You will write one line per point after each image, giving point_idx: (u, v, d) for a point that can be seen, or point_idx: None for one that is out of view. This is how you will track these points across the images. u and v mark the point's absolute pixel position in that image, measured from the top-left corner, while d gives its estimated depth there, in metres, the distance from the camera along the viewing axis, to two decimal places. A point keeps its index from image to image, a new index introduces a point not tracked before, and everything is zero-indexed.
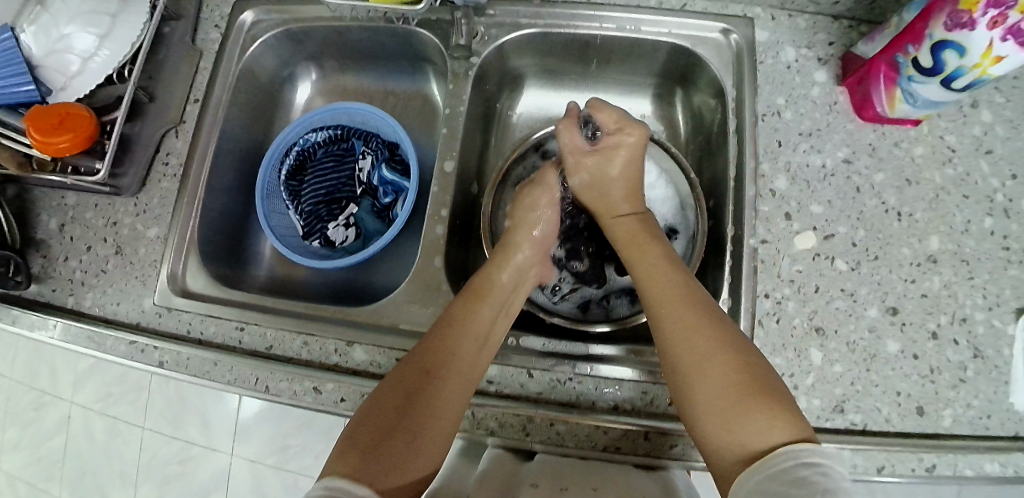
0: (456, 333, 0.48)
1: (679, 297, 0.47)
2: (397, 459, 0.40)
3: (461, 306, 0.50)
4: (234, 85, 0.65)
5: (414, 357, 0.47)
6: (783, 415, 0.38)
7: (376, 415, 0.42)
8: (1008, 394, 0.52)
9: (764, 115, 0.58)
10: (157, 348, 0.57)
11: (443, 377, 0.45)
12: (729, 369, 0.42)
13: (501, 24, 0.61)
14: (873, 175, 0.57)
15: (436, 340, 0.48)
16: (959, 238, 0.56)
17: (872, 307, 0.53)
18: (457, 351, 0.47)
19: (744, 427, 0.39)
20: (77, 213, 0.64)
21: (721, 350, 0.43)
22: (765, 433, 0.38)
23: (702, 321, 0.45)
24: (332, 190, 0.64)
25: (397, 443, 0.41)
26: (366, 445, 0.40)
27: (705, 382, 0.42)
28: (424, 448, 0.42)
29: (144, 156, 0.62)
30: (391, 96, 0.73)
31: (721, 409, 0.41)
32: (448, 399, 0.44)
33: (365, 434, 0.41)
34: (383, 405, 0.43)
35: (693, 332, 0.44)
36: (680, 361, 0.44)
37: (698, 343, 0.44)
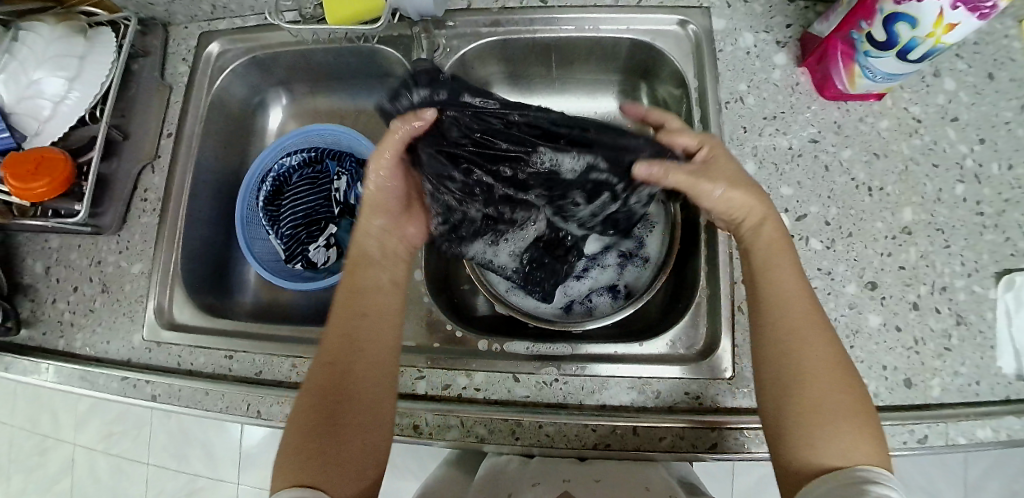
0: (343, 321, 0.48)
1: (807, 304, 0.45)
2: (338, 460, 0.42)
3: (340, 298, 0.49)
4: (206, 116, 0.66)
5: (322, 359, 0.46)
6: (864, 435, 0.39)
7: (302, 433, 0.42)
8: (994, 359, 0.52)
9: (727, 102, 0.58)
10: (149, 382, 0.57)
11: (354, 367, 0.45)
12: (848, 389, 0.41)
13: (462, 34, 0.62)
14: (841, 152, 0.57)
15: (334, 334, 0.47)
16: (932, 208, 0.56)
17: (851, 283, 0.54)
18: (360, 339, 0.47)
19: (827, 445, 0.39)
20: (61, 256, 0.65)
21: (835, 361, 0.42)
22: (848, 449, 0.39)
23: (820, 332, 0.44)
24: (310, 212, 0.65)
25: (329, 445, 0.42)
26: (308, 449, 0.41)
27: (808, 392, 0.41)
28: (370, 435, 0.44)
29: (123, 194, 0.63)
30: (362, 113, 0.73)
31: (804, 420, 0.40)
32: (365, 377, 0.45)
33: (300, 443, 0.42)
34: (307, 417, 0.43)
35: (816, 341, 0.43)
36: (796, 362, 0.42)
37: (801, 343, 0.43)
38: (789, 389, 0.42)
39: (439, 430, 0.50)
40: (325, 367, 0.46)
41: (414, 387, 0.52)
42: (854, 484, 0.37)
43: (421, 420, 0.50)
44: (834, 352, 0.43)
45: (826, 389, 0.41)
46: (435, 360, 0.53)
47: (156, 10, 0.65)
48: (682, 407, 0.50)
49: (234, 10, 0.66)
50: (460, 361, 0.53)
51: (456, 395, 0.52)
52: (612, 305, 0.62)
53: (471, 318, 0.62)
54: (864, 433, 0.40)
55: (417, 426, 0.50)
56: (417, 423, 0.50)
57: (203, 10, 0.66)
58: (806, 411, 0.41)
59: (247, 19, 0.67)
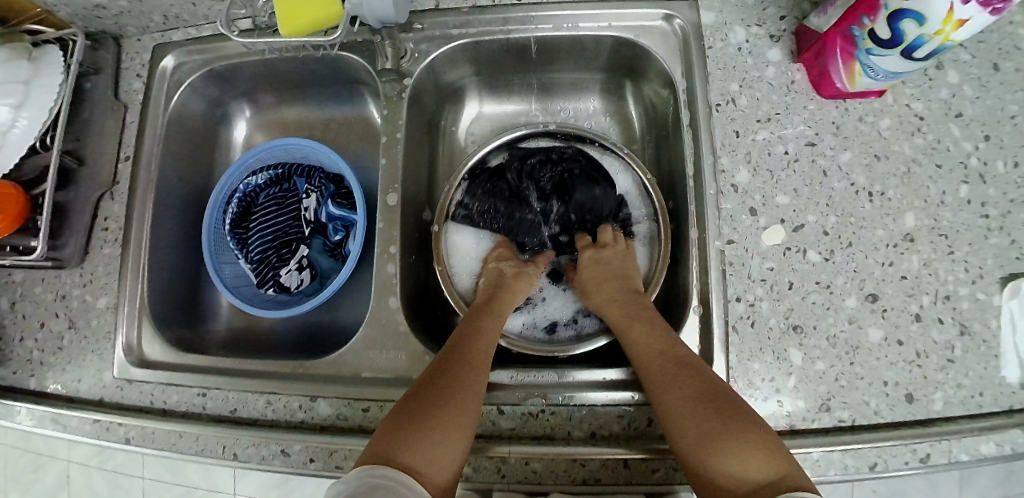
0: (474, 337, 0.49)
1: (660, 348, 0.46)
2: (431, 438, 0.40)
3: (472, 316, 0.52)
4: (165, 136, 0.62)
5: (435, 356, 0.48)
6: (759, 451, 0.38)
7: (399, 412, 0.42)
8: (998, 370, 0.50)
9: (719, 104, 0.54)
10: (122, 423, 0.55)
11: (461, 360, 0.46)
12: (699, 421, 0.41)
13: (432, 38, 0.57)
14: (840, 155, 0.54)
15: (453, 340, 0.49)
16: (935, 211, 0.53)
17: (850, 296, 0.51)
18: (468, 348, 0.47)
19: (728, 464, 0.38)
20: (24, 290, 0.61)
21: (698, 398, 0.42)
22: (743, 467, 0.38)
23: (677, 371, 0.44)
24: (280, 233, 0.61)
25: (417, 429, 0.40)
26: (403, 430, 0.40)
27: (685, 433, 0.41)
28: (455, 427, 0.41)
29: (82, 224, 0.60)
30: (332, 123, 0.69)
31: (697, 453, 0.40)
32: (476, 375, 0.45)
33: (398, 426, 0.41)
34: (404, 402, 0.43)
35: (680, 392, 0.43)
36: (667, 415, 0.43)
37: (678, 391, 0.43)
38: (679, 437, 0.41)
39: None
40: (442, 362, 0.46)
41: None
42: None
43: None
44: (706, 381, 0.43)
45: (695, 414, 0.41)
46: None
47: (103, 23, 0.61)
48: None
49: (187, 20, 0.61)
50: None
51: None
52: (599, 326, 0.58)
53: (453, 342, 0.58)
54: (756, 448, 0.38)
55: None
56: None
57: (154, 21, 0.61)
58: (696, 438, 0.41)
59: (201, 28, 0.62)
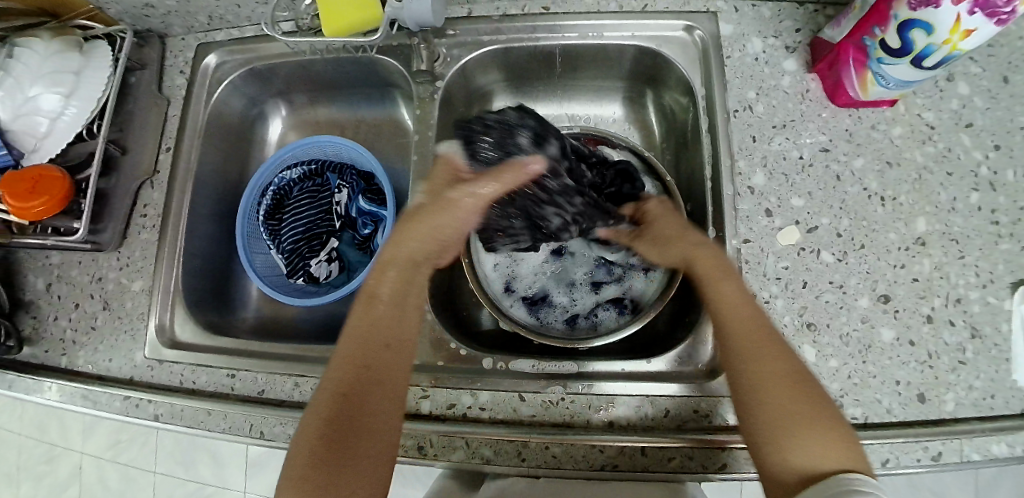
0: (355, 343, 0.44)
1: (757, 323, 0.44)
2: (356, 475, 0.41)
3: (359, 311, 0.46)
4: (204, 130, 0.65)
5: (329, 376, 0.43)
6: (839, 435, 0.39)
7: (310, 451, 0.41)
8: (1009, 372, 0.51)
9: (736, 110, 0.57)
10: (151, 401, 0.57)
11: (369, 386, 0.43)
12: (787, 403, 0.40)
13: (463, 44, 0.61)
14: (853, 161, 0.56)
15: (347, 350, 0.44)
16: (946, 217, 0.55)
17: (863, 296, 0.52)
18: (374, 365, 0.44)
19: (802, 453, 0.38)
20: (62, 272, 0.64)
21: (791, 380, 0.41)
22: (820, 457, 0.38)
23: (774, 350, 0.43)
24: (310, 226, 0.64)
25: (340, 471, 0.40)
26: (314, 474, 0.40)
27: (771, 416, 0.40)
28: (377, 458, 0.42)
29: (122, 210, 0.62)
30: (362, 124, 0.72)
31: (774, 434, 0.39)
32: (382, 397, 0.43)
33: (309, 467, 0.40)
34: (310, 439, 0.41)
35: (773, 373, 0.42)
36: (751, 391, 0.41)
37: (763, 366, 0.42)
38: (759, 418, 0.40)
39: (443, 452, 0.49)
40: (333, 383, 0.43)
41: (417, 406, 0.51)
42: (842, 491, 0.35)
43: (425, 441, 0.49)
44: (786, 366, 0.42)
45: (782, 392, 0.41)
46: (438, 379, 0.52)
47: (152, 22, 0.64)
48: (691, 426, 0.48)
49: (231, 21, 0.65)
50: (463, 380, 0.52)
51: (461, 415, 0.51)
52: (617, 320, 0.60)
53: (474, 334, 0.60)
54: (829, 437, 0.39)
55: (421, 447, 0.49)
56: (421, 444, 0.49)
57: (200, 22, 0.64)
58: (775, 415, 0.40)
59: (244, 29, 0.65)
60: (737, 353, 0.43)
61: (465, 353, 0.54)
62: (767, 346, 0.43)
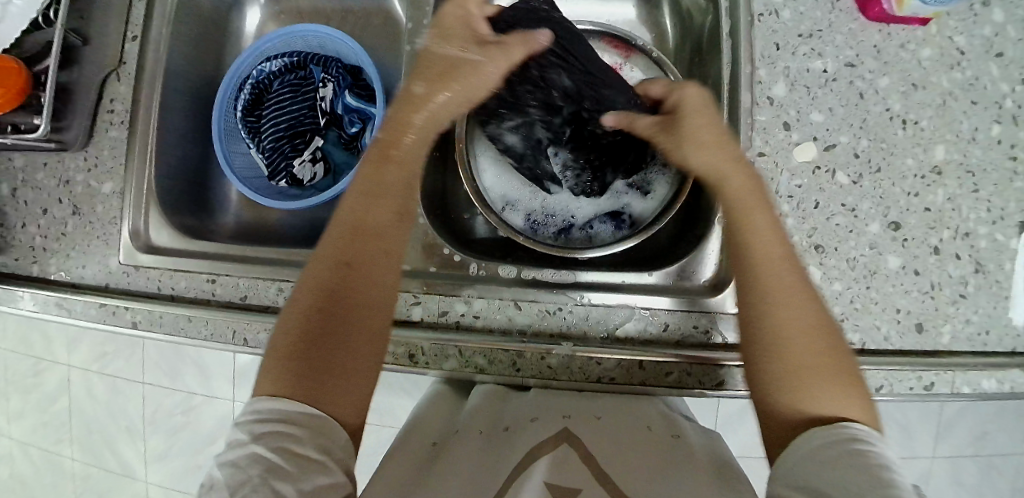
0: (365, 208, 0.43)
1: (780, 254, 0.41)
2: (340, 365, 0.37)
3: (365, 180, 0.45)
4: (175, 14, 0.59)
5: (323, 250, 0.42)
6: (853, 392, 0.36)
7: (294, 335, 0.38)
8: (1007, 309, 0.51)
9: (761, 15, 0.53)
10: (128, 308, 0.54)
11: (360, 256, 0.42)
12: (812, 342, 0.38)
13: None
14: (878, 80, 0.52)
15: (342, 225, 0.43)
16: (965, 148, 0.52)
17: (874, 222, 0.51)
18: (366, 237, 0.42)
19: (818, 402, 0.36)
20: (27, 176, 0.59)
21: (808, 316, 0.39)
22: (833, 405, 0.36)
23: (789, 280, 0.40)
24: (293, 123, 0.60)
25: (320, 354, 0.37)
26: (290, 361, 0.37)
27: (789, 332, 0.38)
28: (359, 340, 0.39)
29: (87, 104, 0.57)
30: (350, 15, 0.67)
31: (798, 376, 0.37)
32: (373, 268, 0.42)
33: (280, 362, 0.37)
34: (295, 322, 0.38)
35: (789, 285, 0.40)
36: (779, 339, 0.38)
37: (781, 278, 0.40)
38: (772, 326, 0.39)
39: (435, 360, 0.48)
40: (331, 261, 0.41)
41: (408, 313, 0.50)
42: (841, 441, 0.33)
43: (417, 348, 0.48)
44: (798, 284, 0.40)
45: (798, 309, 0.39)
46: (430, 286, 0.50)
47: None
48: (689, 342, 0.47)
49: None
50: (459, 289, 0.50)
51: (454, 323, 0.50)
52: (612, 234, 0.59)
53: (468, 242, 0.59)
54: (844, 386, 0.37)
55: (413, 355, 0.48)
56: (413, 351, 0.48)
57: None
58: (777, 332, 0.39)
59: None
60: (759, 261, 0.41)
61: (459, 261, 0.52)
62: (790, 278, 0.40)
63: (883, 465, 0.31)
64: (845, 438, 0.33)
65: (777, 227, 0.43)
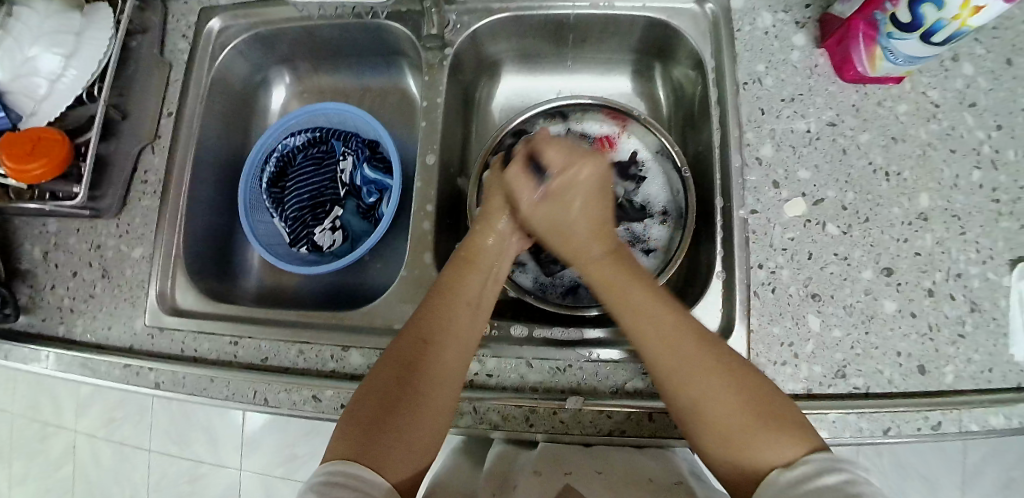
0: (452, 298, 0.47)
1: (659, 320, 0.44)
2: (407, 444, 0.40)
3: (451, 271, 0.49)
4: (207, 94, 0.64)
5: (408, 329, 0.46)
6: (789, 433, 0.38)
7: (371, 404, 0.41)
8: (1008, 346, 0.52)
9: (745, 83, 0.57)
10: (152, 369, 0.56)
11: (439, 342, 0.44)
12: (730, 396, 0.40)
13: (473, 11, 0.61)
14: (860, 136, 0.56)
15: (428, 312, 0.46)
16: (949, 194, 0.55)
17: (867, 269, 0.53)
18: (448, 326, 0.45)
19: (760, 451, 0.38)
20: (59, 240, 0.61)
21: (713, 370, 0.41)
22: (775, 451, 0.37)
23: (687, 346, 0.42)
24: (316, 193, 0.64)
25: (393, 428, 0.40)
26: (365, 424, 0.40)
27: (705, 398, 0.40)
28: (426, 426, 0.41)
29: (122, 175, 0.61)
30: (369, 91, 0.72)
31: (727, 433, 0.39)
32: (451, 355, 0.44)
33: (354, 429, 0.40)
34: (372, 394, 0.42)
35: (686, 353, 0.42)
36: (696, 403, 0.41)
37: (672, 344, 0.42)
38: (688, 397, 0.41)
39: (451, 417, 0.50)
40: (412, 339, 0.45)
41: None
42: (808, 477, 0.35)
43: None
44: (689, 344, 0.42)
45: (700, 370, 0.41)
46: None
47: None
48: None
49: None
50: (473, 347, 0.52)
51: (469, 381, 0.51)
52: None
53: None
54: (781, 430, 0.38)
55: None
56: None
57: None
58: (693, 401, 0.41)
59: None
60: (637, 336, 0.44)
61: None
62: (690, 349, 0.42)
63: (854, 494, 0.32)
64: (809, 475, 0.35)
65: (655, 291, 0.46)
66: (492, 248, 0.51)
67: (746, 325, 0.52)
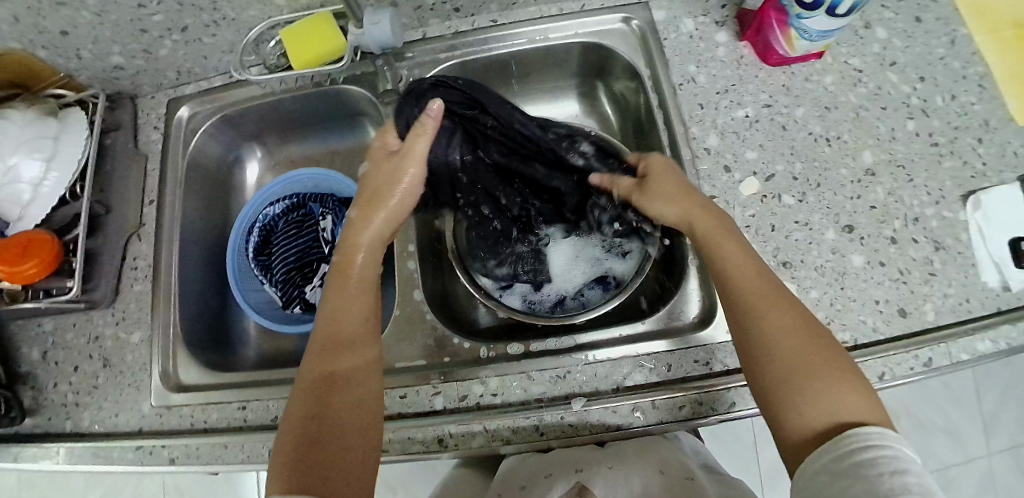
0: (337, 317, 0.50)
1: (754, 280, 0.46)
2: (336, 459, 0.42)
3: (333, 292, 0.52)
4: (184, 178, 0.68)
5: (306, 367, 0.47)
6: (865, 398, 0.40)
7: (291, 444, 0.42)
8: (978, 275, 0.54)
9: (681, 84, 0.62)
10: (165, 446, 0.56)
11: (337, 363, 0.47)
12: (811, 358, 0.41)
13: (420, 64, 0.66)
14: (795, 111, 0.61)
15: (319, 339, 0.49)
16: (888, 147, 0.59)
17: (829, 230, 0.56)
18: (342, 344, 0.48)
19: (831, 410, 0.39)
20: (57, 338, 0.62)
21: (800, 331, 0.43)
22: (846, 412, 0.39)
23: (784, 306, 0.44)
24: (300, 256, 0.67)
25: (321, 449, 0.42)
26: (291, 465, 0.41)
27: (786, 350, 0.42)
28: (350, 435, 0.44)
29: (112, 265, 0.63)
30: (337, 154, 0.77)
31: (799, 387, 0.40)
32: (352, 369, 0.47)
33: (285, 469, 0.41)
34: (290, 435, 0.43)
35: (781, 309, 0.44)
36: (778, 353, 0.42)
37: (765, 301, 0.45)
38: (770, 351, 0.42)
39: (463, 441, 0.50)
40: (313, 373, 0.47)
41: (431, 404, 0.52)
42: (854, 448, 0.36)
43: (444, 433, 0.51)
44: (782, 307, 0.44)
45: (788, 327, 0.43)
46: (447, 374, 0.53)
47: (122, 83, 0.67)
48: (693, 375, 0.51)
49: (200, 73, 0.68)
50: (474, 370, 0.53)
51: (475, 404, 0.52)
52: (604, 297, 0.64)
53: (475, 331, 0.63)
54: (855, 394, 0.40)
55: (442, 440, 0.50)
56: (441, 437, 0.50)
57: (168, 78, 0.68)
58: (772, 353, 0.42)
59: (212, 80, 0.69)
60: (734, 297, 0.46)
61: (467, 345, 0.56)
62: (787, 309, 0.44)
63: (894, 471, 0.34)
64: (857, 446, 0.36)
65: (753, 258, 0.48)
66: (370, 254, 0.54)
67: None
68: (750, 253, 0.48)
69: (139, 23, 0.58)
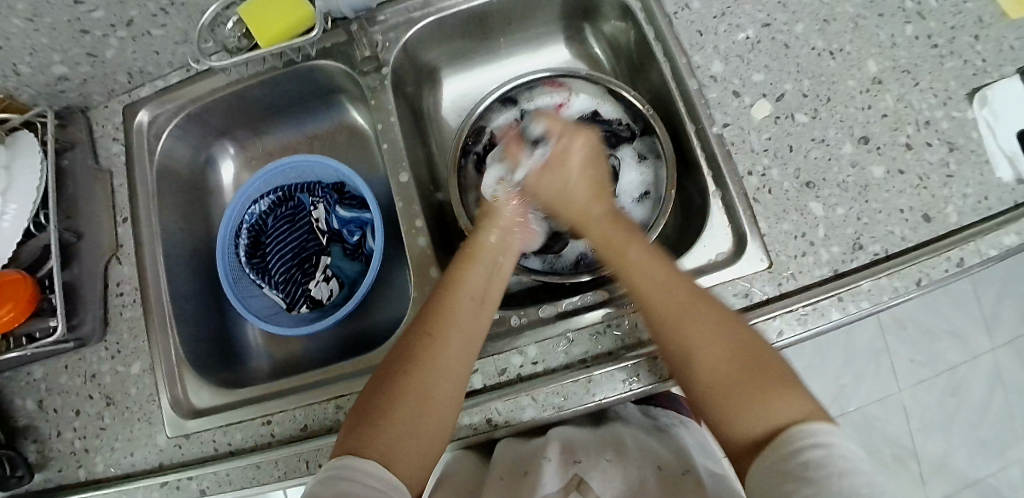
0: (454, 290, 0.48)
1: (657, 284, 0.46)
2: (400, 430, 0.40)
3: (454, 266, 0.50)
4: (157, 190, 0.62)
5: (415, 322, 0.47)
6: (791, 393, 0.39)
7: (368, 397, 0.43)
8: (990, 174, 0.53)
9: (675, 12, 0.59)
10: (192, 478, 0.52)
11: (443, 332, 0.45)
12: (736, 357, 0.41)
13: (397, 26, 0.61)
14: (794, 28, 0.58)
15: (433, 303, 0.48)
16: (891, 52, 0.57)
17: (845, 143, 0.54)
18: (454, 317, 0.46)
19: (761, 414, 0.38)
20: (51, 383, 0.57)
21: (719, 331, 0.42)
22: (781, 410, 0.38)
23: (701, 312, 0.44)
24: (298, 251, 0.63)
25: (388, 411, 0.41)
26: (362, 415, 0.42)
27: (710, 360, 0.42)
28: (429, 415, 0.42)
29: (96, 295, 0.58)
30: (316, 140, 0.72)
31: (737, 394, 0.40)
32: (455, 345, 0.45)
33: (357, 416, 0.42)
34: (371, 389, 0.44)
35: (687, 317, 0.43)
36: (701, 361, 0.42)
37: (680, 312, 0.44)
38: (692, 362, 0.43)
39: (512, 415, 0.48)
40: (418, 330, 0.46)
41: (470, 384, 0.50)
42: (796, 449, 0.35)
43: (492, 411, 0.48)
44: (705, 311, 0.44)
45: (710, 333, 0.42)
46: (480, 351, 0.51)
47: (68, 96, 0.60)
48: None
49: (153, 71, 0.62)
50: (508, 342, 0.51)
51: (516, 376, 0.50)
52: None
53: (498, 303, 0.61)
54: (781, 391, 0.39)
55: (491, 419, 0.48)
56: (489, 416, 0.48)
57: (119, 82, 0.61)
58: (693, 360, 0.43)
59: (168, 77, 0.63)
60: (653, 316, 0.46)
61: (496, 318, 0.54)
62: (716, 319, 0.43)
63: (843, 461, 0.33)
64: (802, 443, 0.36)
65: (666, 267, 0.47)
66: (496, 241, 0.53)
67: (757, 235, 0.52)
68: (662, 264, 0.48)
69: (77, 23, 0.52)
